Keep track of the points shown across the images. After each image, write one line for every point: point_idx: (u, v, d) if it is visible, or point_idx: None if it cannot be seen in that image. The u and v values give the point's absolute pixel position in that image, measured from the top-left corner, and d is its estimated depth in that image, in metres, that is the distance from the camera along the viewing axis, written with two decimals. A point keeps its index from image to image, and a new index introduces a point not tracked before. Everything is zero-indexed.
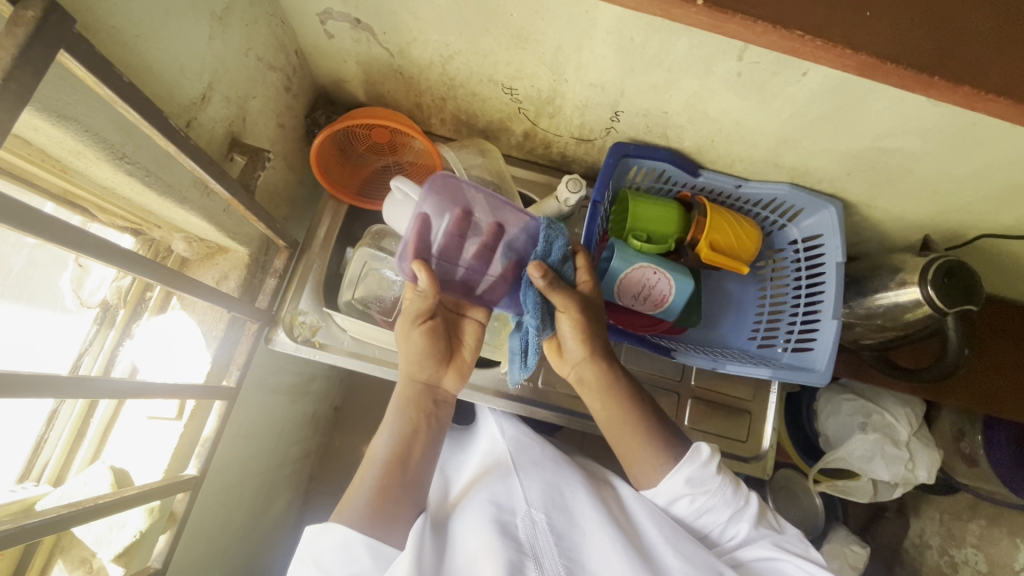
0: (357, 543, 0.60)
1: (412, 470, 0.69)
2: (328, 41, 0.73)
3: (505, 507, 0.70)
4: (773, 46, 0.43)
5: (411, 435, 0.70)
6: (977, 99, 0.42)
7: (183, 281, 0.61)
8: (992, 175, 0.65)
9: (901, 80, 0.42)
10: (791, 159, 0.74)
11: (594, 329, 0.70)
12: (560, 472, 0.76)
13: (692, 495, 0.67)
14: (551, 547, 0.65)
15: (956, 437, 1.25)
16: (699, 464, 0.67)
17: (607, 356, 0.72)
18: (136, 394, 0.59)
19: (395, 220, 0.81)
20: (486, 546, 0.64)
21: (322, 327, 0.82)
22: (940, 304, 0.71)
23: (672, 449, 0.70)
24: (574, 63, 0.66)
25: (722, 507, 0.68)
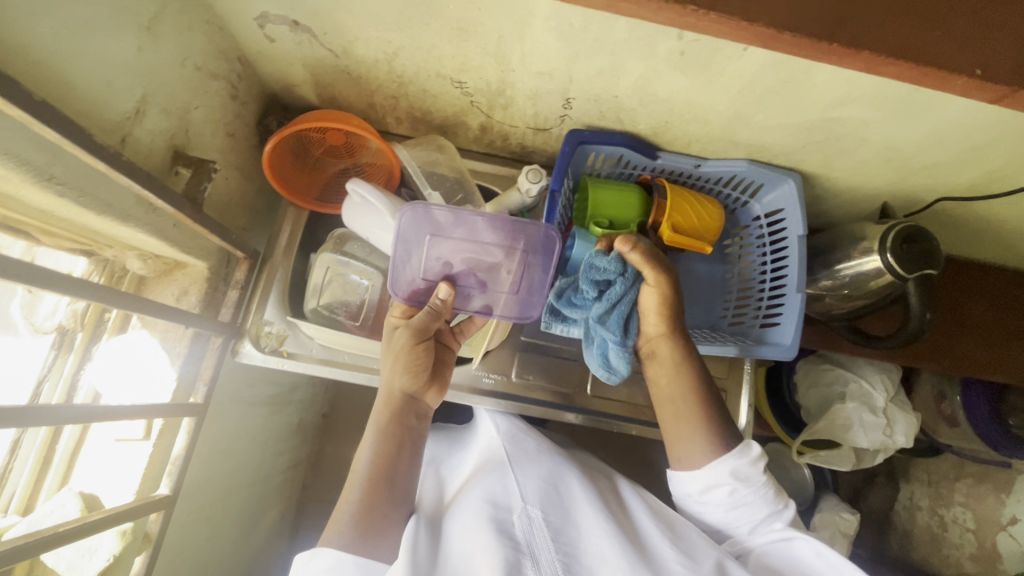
0: (346, 562, 0.61)
1: (394, 481, 0.70)
2: (270, 46, 0.72)
3: (501, 504, 0.67)
4: (671, 22, 0.43)
5: (392, 446, 0.71)
6: (881, 64, 0.42)
7: (138, 303, 0.60)
8: (941, 138, 0.66)
9: (802, 48, 0.42)
10: (745, 135, 0.73)
11: (675, 305, 0.71)
12: (555, 470, 0.76)
13: (733, 487, 0.68)
14: (548, 543, 0.63)
15: (937, 399, 1.26)
16: (748, 459, 0.69)
17: (685, 333, 0.73)
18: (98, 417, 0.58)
19: (356, 223, 0.80)
20: (480, 542, 0.62)
21: (289, 335, 0.81)
22: (900, 270, 0.71)
23: (721, 432, 0.71)
24: (519, 53, 0.65)
25: (761, 501, 0.69)
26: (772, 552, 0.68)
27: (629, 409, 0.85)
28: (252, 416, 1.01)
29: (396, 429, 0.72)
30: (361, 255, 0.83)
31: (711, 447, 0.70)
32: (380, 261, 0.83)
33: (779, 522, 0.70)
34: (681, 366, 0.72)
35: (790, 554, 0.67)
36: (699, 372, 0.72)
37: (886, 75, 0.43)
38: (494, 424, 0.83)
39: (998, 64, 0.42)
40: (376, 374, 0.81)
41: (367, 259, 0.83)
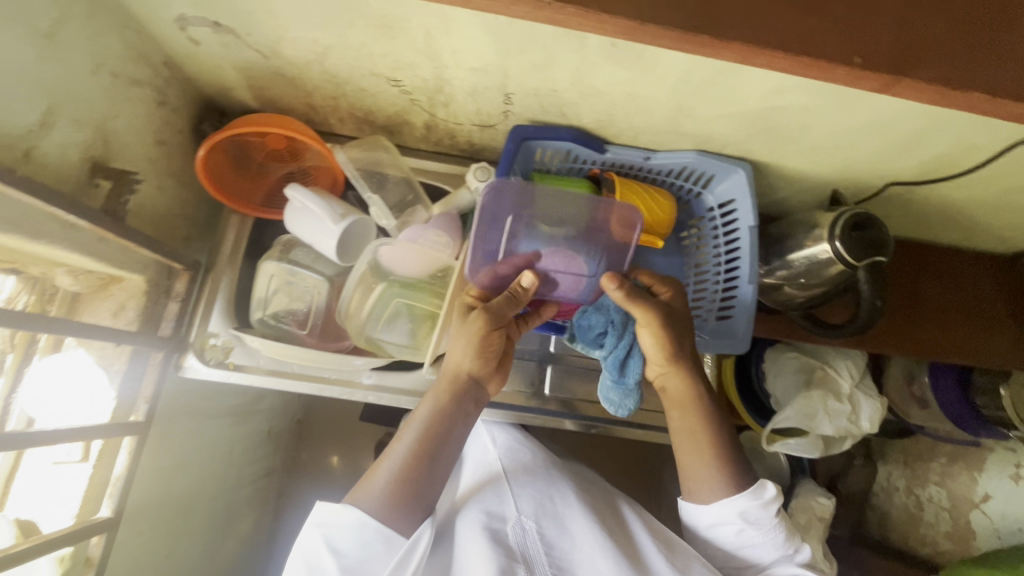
0: (370, 527, 0.63)
1: (437, 461, 0.69)
2: (196, 48, 0.69)
3: (495, 514, 0.70)
4: (533, 15, 0.44)
5: (444, 424, 0.70)
6: (750, 54, 0.45)
7: (42, 322, 0.58)
8: (885, 124, 0.64)
9: (669, 39, 0.44)
10: (691, 126, 0.72)
11: (677, 342, 0.72)
12: (551, 480, 0.77)
13: (742, 527, 0.69)
14: (540, 555, 0.66)
15: (908, 381, 1.26)
16: (761, 501, 0.69)
17: (694, 365, 0.74)
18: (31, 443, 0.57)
19: (300, 228, 0.76)
20: (478, 555, 0.65)
21: (235, 347, 0.79)
22: (849, 258, 0.71)
23: (736, 471, 0.72)
24: (449, 48, 0.63)
25: (769, 542, 0.70)
26: None
27: (587, 407, 0.85)
28: (212, 429, 0.99)
29: (451, 410, 0.70)
30: (307, 262, 0.81)
31: (726, 484, 0.71)
32: (326, 267, 0.81)
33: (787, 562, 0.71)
34: (694, 409, 0.74)
35: None
36: (711, 413, 0.74)
37: (756, 65, 0.46)
38: (493, 440, 0.83)
39: (870, 49, 0.45)
40: (327, 383, 0.79)
41: (314, 266, 0.81)
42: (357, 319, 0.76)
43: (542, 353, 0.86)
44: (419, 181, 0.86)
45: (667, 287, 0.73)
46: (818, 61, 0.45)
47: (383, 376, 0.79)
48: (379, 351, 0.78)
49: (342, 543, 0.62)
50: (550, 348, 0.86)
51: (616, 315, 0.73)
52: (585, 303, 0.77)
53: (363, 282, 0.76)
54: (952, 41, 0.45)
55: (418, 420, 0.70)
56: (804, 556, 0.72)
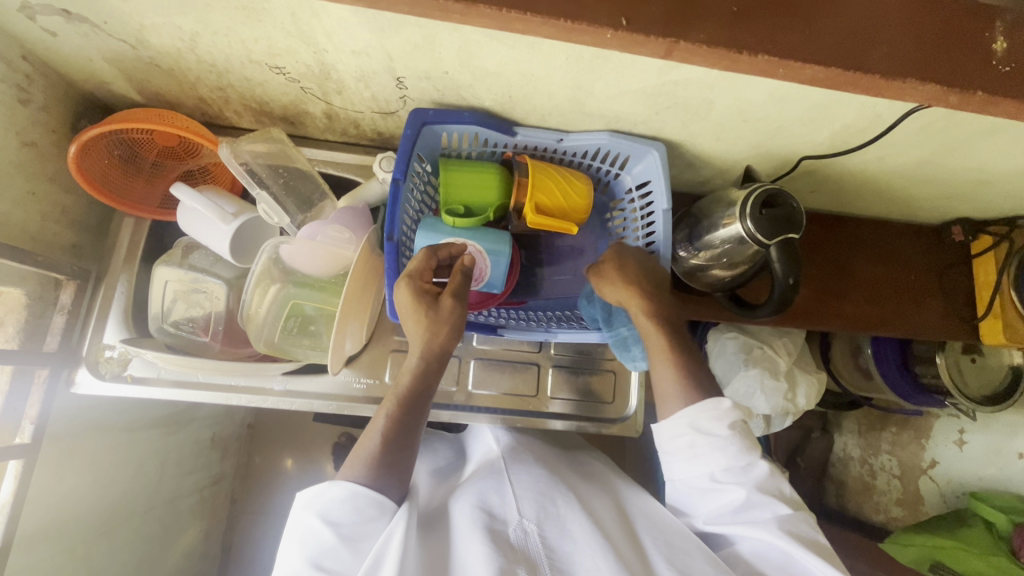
0: (361, 496, 0.60)
1: (418, 427, 0.67)
2: (54, 40, 0.64)
3: (497, 514, 0.68)
4: None
5: (422, 391, 0.68)
6: (513, 20, 0.40)
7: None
8: (786, 96, 0.62)
9: (414, 7, 0.40)
10: (595, 105, 0.69)
11: (627, 277, 0.73)
12: (553, 483, 0.75)
13: (694, 437, 0.64)
14: (543, 559, 0.63)
15: (854, 352, 1.24)
16: (716, 412, 0.64)
17: (653, 294, 0.72)
18: None
19: (194, 231, 0.72)
20: (475, 551, 0.62)
21: (134, 359, 0.75)
22: (760, 237, 0.69)
23: (703, 384, 0.67)
24: (322, 30, 0.58)
25: (721, 455, 0.64)
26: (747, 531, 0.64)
27: (513, 402, 0.84)
28: (135, 443, 0.94)
29: (430, 378, 0.68)
30: (206, 265, 0.77)
31: (689, 393, 0.66)
32: (226, 270, 0.78)
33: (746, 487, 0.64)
34: (663, 330, 0.70)
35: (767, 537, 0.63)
36: (682, 342, 0.70)
37: (527, 33, 0.42)
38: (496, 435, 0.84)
39: (647, 14, 0.41)
40: (232, 392, 0.75)
41: (209, 268, 0.77)
42: (253, 326, 0.73)
43: (466, 349, 0.85)
44: (317, 170, 0.80)
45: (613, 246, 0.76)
46: (604, 27, 0.41)
47: (294, 380, 0.77)
48: (286, 355, 0.75)
49: (338, 514, 0.59)
50: (473, 344, 0.84)
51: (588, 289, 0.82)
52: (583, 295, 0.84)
53: (259, 284, 0.72)
54: (737, 12, 0.42)
55: (394, 395, 0.68)
56: (760, 473, 0.64)
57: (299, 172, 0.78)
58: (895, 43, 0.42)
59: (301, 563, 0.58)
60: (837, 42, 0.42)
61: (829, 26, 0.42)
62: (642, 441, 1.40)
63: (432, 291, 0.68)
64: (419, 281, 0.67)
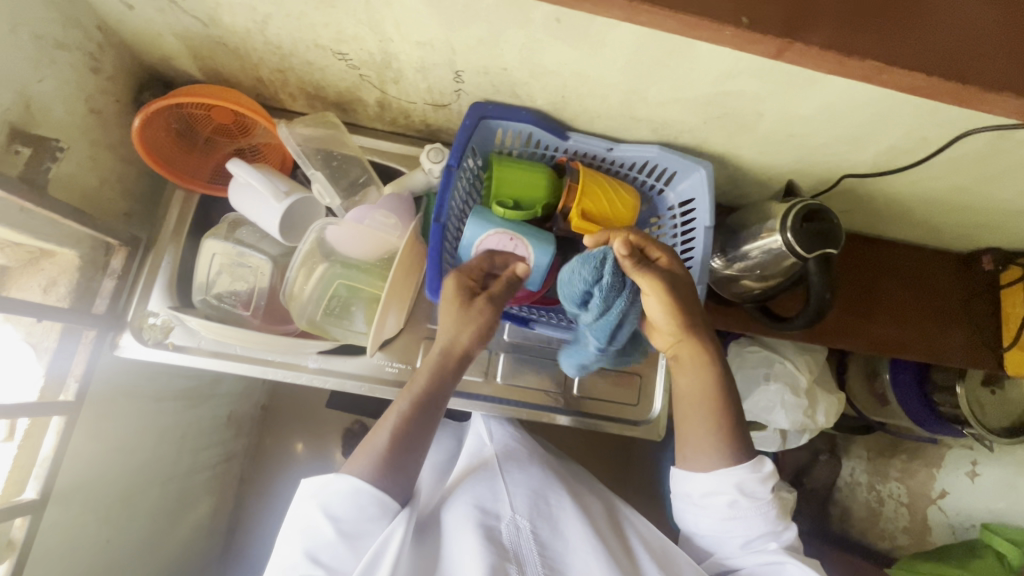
0: (364, 492, 0.61)
1: (430, 426, 0.68)
2: (130, 13, 0.66)
3: (490, 511, 0.69)
4: None
5: (435, 392, 0.68)
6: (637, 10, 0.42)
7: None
8: (836, 113, 0.63)
9: None
10: (645, 111, 0.70)
11: (686, 304, 0.66)
12: (546, 479, 0.77)
13: (735, 498, 0.66)
14: (534, 556, 0.66)
15: (869, 377, 1.25)
16: (759, 475, 0.66)
17: (703, 336, 0.69)
18: None
19: (242, 205, 0.74)
20: (468, 551, 0.64)
21: (176, 327, 0.77)
22: (799, 248, 0.70)
23: (737, 442, 0.68)
24: (392, 20, 0.60)
25: (757, 516, 0.67)
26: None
27: (536, 396, 0.85)
28: (160, 413, 0.96)
29: (444, 381, 0.69)
30: (252, 241, 0.79)
31: (723, 450, 0.67)
32: (269, 247, 0.79)
33: (774, 543, 0.68)
34: (710, 387, 0.69)
35: None
36: (723, 386, 0.69)
37: (644, 23, 0.43)
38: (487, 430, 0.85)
39: (766, 14, 0.42)
40: (269, 365, 0.77)
41: (256, 244, 0.78)
42: (294, 302, 0.75)
43: (497, 341, 0.86)
44: (369, 160, 0.83)
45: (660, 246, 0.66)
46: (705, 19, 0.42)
47: (329, 360, 0.78)
48: (326, 334, 0.77)
49: (339, 508, 0.61)
50: (504, 336, 0.85)
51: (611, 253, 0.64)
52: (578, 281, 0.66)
53: (306, 262, 0.74)
54: (853, 18, 0.43)
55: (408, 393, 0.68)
56: (788, 532, 0.69)
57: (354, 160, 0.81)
58: (997, 55, 0.44)
59: (298, 556, 0.59)
60: (942, 52, 0.43)
61: (941, 35, 0.44)
62: (652, 451, 1.40)
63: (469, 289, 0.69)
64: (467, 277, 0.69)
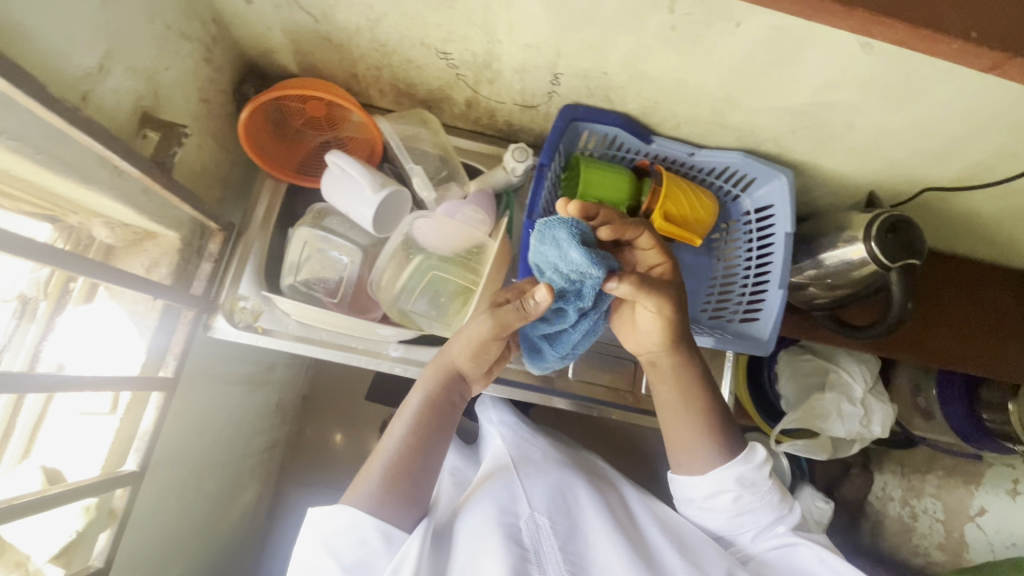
0: (365, 522, 0.62)
1: (430, 451, 0.68)
2: (247, 8, 0.68)
3: (508, 509, 0.69)
4: None
5: (431, 419, 0.69)
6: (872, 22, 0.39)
7: (96, 269, 0.60)
8: (930, 126, 0.65)
9: None
10: (735, 119, 0.72)
11: (675, 320, 0.65)
12: (563, 479, 0.77)
13: (738, 493, 0.70)
14: (555, 552, 0.65)
15: (913, 391, 1.26)
16: (756, 464, 0.70)
17: (688, 346, 0.68)
18: (64, 387, 0.57)
19: (334, 196, 0.77)
20: (488, 549, 0.63)
21: (264, 311, 0.79)
22: (884, 260, 0.71)
23: (729, 441, 0.71)
24: (506, 23, 0.63)
25: (761, 503, 0.70)
26: (774, 559, 0.70)
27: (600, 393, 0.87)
28: (228, 395, 0.98)
29: (440, 406, 0.69)
30: (341, 230, 0.81)
31: (719, 451, 0.70)
32: (361, 236, 0.81)
33: (783, 526, 0.72)
34: (698, 398, 0.71)
35: (795, 562, 0.69)
36: (707, 395, 0.72)
37: (875, 37, 0.41)
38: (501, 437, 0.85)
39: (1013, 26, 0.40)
40: (353, 352, 0.80)
41: (348, 234, 0.81)
42: (392, 290, 0.77)
43: None
44: (462, 163, 0.86)
45: (664, 256, 0.64)
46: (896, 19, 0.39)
47: (411, 349, 0.81)
48: (409, 323, 0.80)
49: (342, 542, 0.61)
50: None
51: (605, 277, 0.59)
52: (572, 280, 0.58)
53: (404, 249, 0.76)
54: None
55: (403, 421, 0.69)
56: (793, 515, 0.73)
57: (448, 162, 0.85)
58: None
59: None
60: None
61: None
62: None
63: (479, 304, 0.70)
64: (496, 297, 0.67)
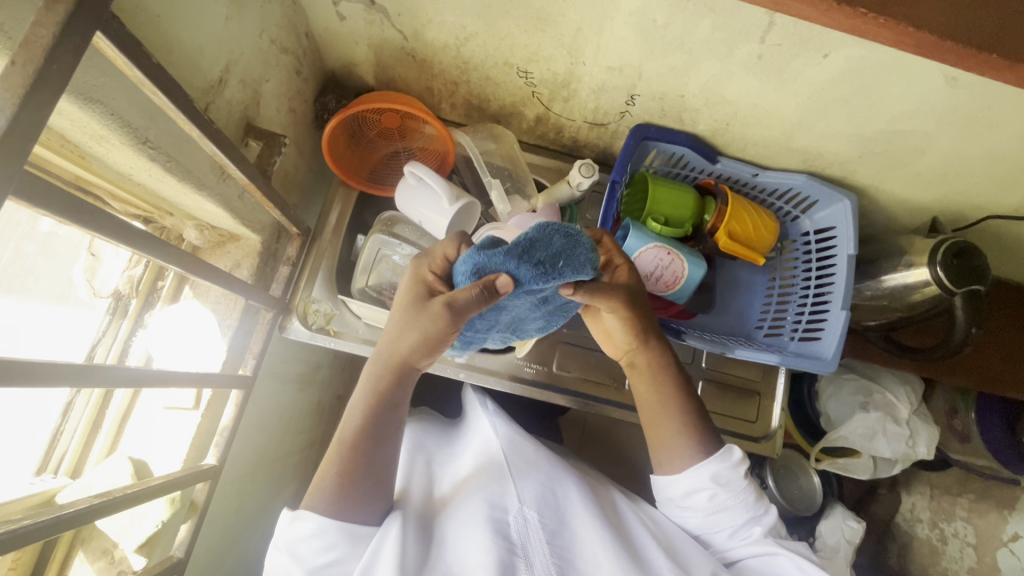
0: (329, 529, 0.59)
1: (387, 441, 0.63)
2: (340, 24, 0.71)
3: (497, 504, 0.67)
4: None
5: (382, 409, 0.63)
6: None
7: (214, 273, 0.60)
8: (1003, 155, 0.66)
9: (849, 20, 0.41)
10: (804, 143, 0.74)
11: (640, 316, 0.69)
12: (554, 473, 0.74)
13: (713, 491, 0.67)
14: (543, 546, 0.64)
15: (949, 413, 1.21)
16: (729, 463, 0.67)
17: (660, 341, 0.71)
18: (154, 383, 0.55)
19: (409, 206, 0.80)
20: (477, 546, 0.62)
21: (336, 315, 0.82)
22: (948, 285, 0.73)
23: (706, 435, 0.69)
24: (594, 46, 0.65)
25: (736, 505, 0.67)
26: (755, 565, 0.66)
27: None
28: (284, 394, 1.00)
29: (391, 398, 0.63)
30: (411, 238, 0.84)
31: (698, 449, 0.68)
32: (429, 245, 0.83)
33: (759, 529, 0.68)
34: (676, 398, 0.70)
35: (773, 568, 0.65)
36: (682, 391, 0.71)
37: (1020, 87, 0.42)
38: (493, 428, 0.79)
39: None
40: None
41: (415, 242, 0.84)
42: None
43: None
44: (532, 177, 0.88)
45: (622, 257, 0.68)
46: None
47: (475, 356, 0.84)
48: None
49: (304, 547, 0.58)
50: None
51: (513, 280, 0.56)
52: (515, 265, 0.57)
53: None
54: None
55: (353, 415, 0.63)
56: (772, 518, 0.69)
57: (516, 175, 0.87)
58: None
59: None
60: None
61: None
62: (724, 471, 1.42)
63: (428, 288, 0.61)
64: (426, 273, 0.62)
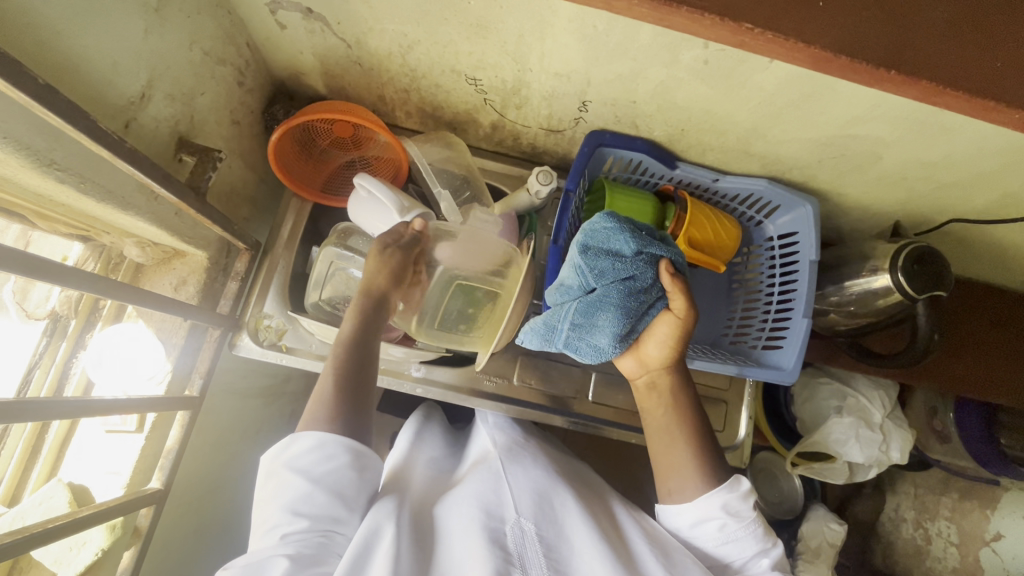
0: (331, 442, 0.59)
1: (372, 360, 0.67)
2: (281, 33, 0.69)
3: (494, 514, 0.62)
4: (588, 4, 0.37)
5: (365, 333, 0.67)
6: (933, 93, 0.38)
7: (146, 297, 0.58)
8: (960, 159, 0.65)
9: (739, 35, 0.37)
10: (761, 147, 0.72)
11: (685, 343, 0.68)
12: (552, 484, 0.70)
13: (724, 521, 0.63)
14: (539, 558, 0.58)
15: (928, 414, 1.18)
16: (740, 492, 0.65)
17: (684, 367, 0.70)
18: (89, 412, 0.53)
19: (362, 219, 0.77)
20: (472, 554, 0.57)
21: (288, 330, 0.79)
22: (910, 291, 0.72)
23: (714, 465, 0.67)
24: (538, 53, 0.63)
25: (748, 540, 0.64)
26: None
27: (628, 416, 0.84)
28: (246, 408, 0.98)
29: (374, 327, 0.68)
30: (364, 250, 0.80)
31: (703, 479, 0.66)
32: None
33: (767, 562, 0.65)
34: (698, 427, 0.69)
35: None
36: (698, 420, 0.70)
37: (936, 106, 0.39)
38: (493, 438, 0.77)
39: None
40: None
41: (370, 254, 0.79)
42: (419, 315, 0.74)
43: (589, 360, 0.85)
44: (486, 183, 0.87)
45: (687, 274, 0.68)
46: (947, 82, 0.38)
47: (431, 370, 0.82)
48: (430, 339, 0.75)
49: (306, 462, 0.58)
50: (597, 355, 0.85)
51: (664, 252, 0.65)
52: (645, 250, 0.64)
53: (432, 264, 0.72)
54: None
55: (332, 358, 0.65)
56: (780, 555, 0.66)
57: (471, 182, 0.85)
58: None
59: (279, 511, 0.57)
60: None
61: None
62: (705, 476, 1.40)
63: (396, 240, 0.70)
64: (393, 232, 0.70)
